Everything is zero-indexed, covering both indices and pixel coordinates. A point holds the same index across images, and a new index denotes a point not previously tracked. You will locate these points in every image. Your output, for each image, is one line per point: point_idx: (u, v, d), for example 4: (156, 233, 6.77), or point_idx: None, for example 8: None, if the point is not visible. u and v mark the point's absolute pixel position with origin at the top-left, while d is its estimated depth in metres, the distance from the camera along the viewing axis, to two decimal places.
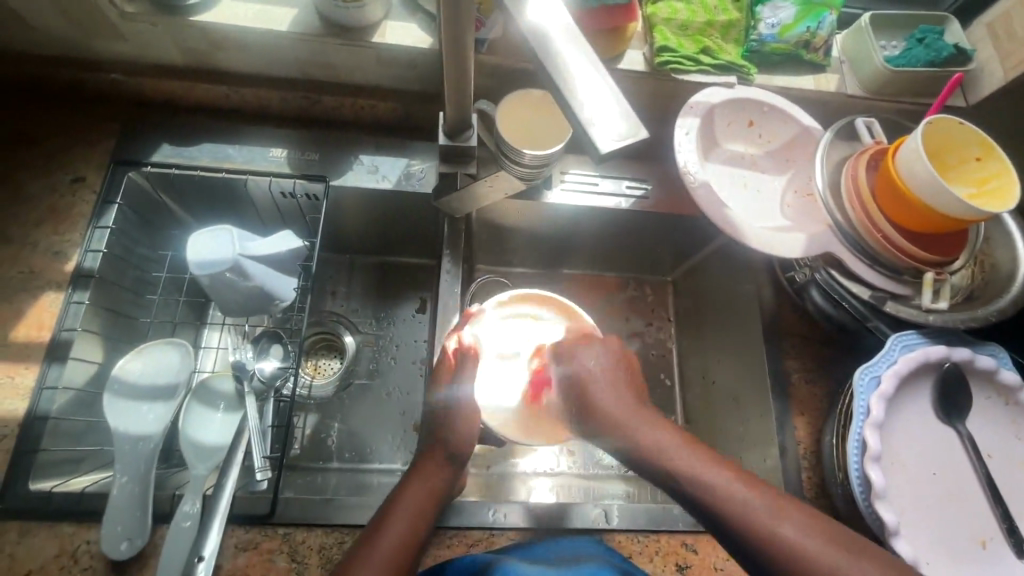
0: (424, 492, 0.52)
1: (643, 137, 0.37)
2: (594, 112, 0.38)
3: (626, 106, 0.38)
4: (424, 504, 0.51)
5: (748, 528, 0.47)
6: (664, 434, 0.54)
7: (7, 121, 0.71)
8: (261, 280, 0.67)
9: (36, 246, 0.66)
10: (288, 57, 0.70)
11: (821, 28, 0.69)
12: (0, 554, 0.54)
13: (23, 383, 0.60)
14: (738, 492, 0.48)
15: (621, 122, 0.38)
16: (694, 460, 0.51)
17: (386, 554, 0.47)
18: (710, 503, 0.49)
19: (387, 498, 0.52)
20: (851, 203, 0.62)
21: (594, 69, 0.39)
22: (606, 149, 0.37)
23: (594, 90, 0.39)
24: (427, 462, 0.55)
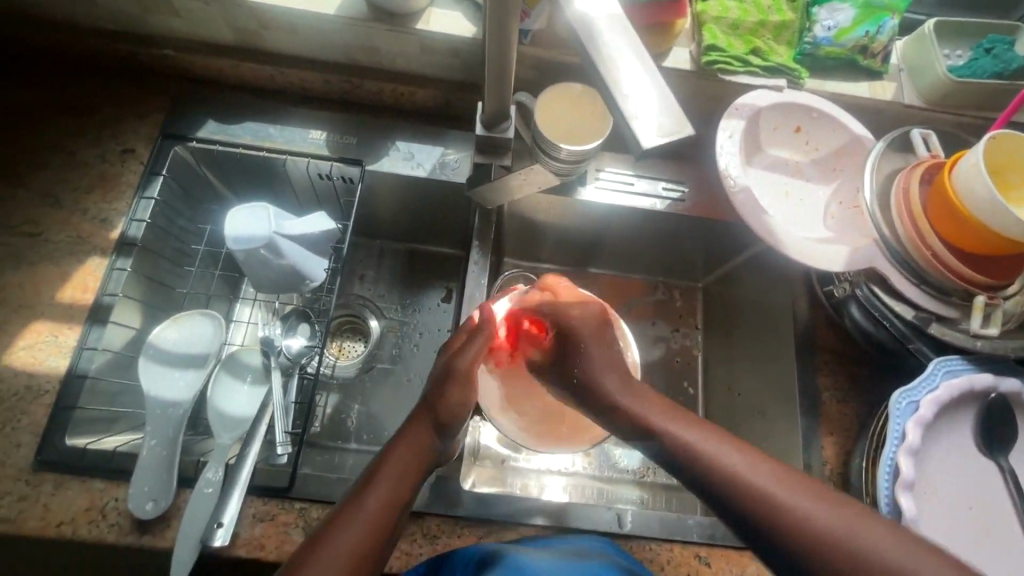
0: (412, 455, 0.51)
1: (688, 133, 0.36)
2: (637, 103, 0.37)
3: (673, 102, 0.37)
4: (410, 463, 0.50)
5: (728, 482, 0.45)
6: (655, 411, 0.51)
7: (64, 90, 0.74)
8: (294, 259, 0.69)
9: (85, 212, 0.69)
10: (333, 40, 0.71)
11: (881, 32, 0.65)
12: (35, 504, 0.57)
13: (66, 342, 0.63)
14: (756, 469, 0.45)
15: (665, 115, 0.37)
16: (705, 440, 0.47)
17: (369, 518, 0.46)
18: (723, 487, 0.45)
19: (372, 463, 0.51)
20: (899, 218, 0.59)
21: (639, 60, 0.39)
22: (649, 144, 0.36)
23: (639, 82, 0.38)
24: (415, 422, 0.53)
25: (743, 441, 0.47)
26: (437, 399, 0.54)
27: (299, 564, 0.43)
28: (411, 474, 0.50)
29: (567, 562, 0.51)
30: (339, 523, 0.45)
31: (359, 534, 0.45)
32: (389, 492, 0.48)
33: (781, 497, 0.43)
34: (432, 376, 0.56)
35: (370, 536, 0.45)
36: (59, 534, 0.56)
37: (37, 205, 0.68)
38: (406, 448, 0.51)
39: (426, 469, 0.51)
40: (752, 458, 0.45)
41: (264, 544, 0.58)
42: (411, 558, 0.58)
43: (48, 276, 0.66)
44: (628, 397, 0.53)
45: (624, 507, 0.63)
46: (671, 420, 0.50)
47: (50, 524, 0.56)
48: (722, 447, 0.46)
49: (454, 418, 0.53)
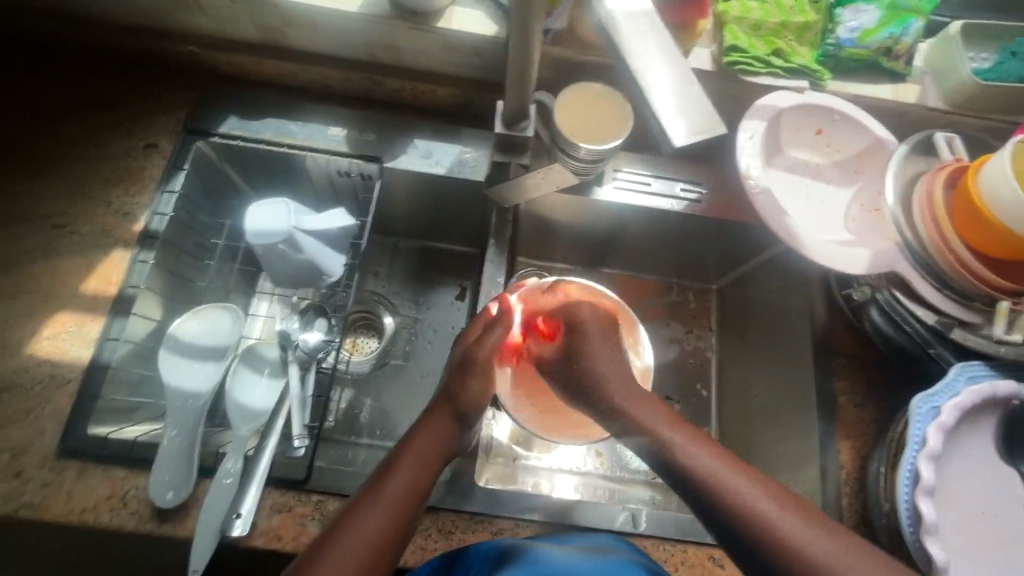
0: (426, 451, 0.51)
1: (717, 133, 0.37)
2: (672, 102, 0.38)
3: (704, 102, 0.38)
4: (431, 449, 0.51)
5: (736, 509, 0.44)
6: (658, 423, 0.50)
7: (90, 84, 0.75)
8: (312, 255, 0.69)
9: (110, 205, 0.70)
10: (355, 38, 0.71)
11: (906, 34, 0.65)
12: (58, 491, 0.58)
13: (89, 332, 0.64)
14: (762, 498, 0.44)
15: (699, 114, 0.38)
16: (710, 459, 0.47)
17: (391, 502, 0.47)
18: (732, 521, 0.44)
19: (398, 445, 0.52)
20: (922, 221, 0.59)
21: (670, 59, 0.39)
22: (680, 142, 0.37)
23: (672, 80, 0.39)
24: (434, 414, 0.54)
25: (752, 471, 0.46)
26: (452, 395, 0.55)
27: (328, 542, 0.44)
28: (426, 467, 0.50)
29: (581, 557, 0.52)
30: (366, 502, 0.46)
31: (383, 514, 0.46)
32: (414, 473, 0.49)
33: (793, 538, 0.42)
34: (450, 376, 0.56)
35: (394, 517, 0.46)
36: (80, 521, 0.57)
37: (63, 197, 0.70)
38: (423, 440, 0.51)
39: (450, 456, 0.52)
40: (766, 495, 0.44)
41: (280, 535, 0.59)
42: (426, 553, 0.59)
43: (72, 267, 0.67)
44: (634, 406, 0.52)
45: (638, 507, 0.63)
46: (678, 434, 0.49)
47: (72, 511, 0.57)
48: (728, 471, 0.46)
49: (474, 408, 0.54)
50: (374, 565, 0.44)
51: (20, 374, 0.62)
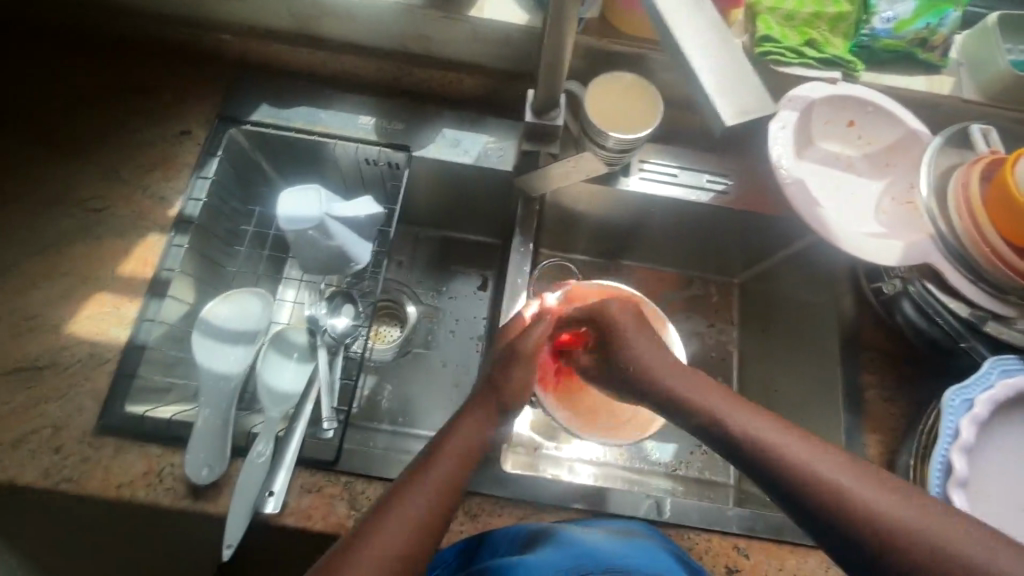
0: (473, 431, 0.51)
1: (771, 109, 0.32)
2: (721, 77, 0.33)
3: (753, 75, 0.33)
4: (474, 439, 0.51)
5: (786, 468, 0.43)
6: (703, 393, 0.50)
7: (126, 72, 0.76)
8: (341, 241, 0.70)
9: (145, 190, 0.71)
10: (387, 27, 0.73)
11: (943, 25, 0.64)
12: (96, 466, 0.59)
13: (126, 313, 0.66)
14: (815, 456, 0.43)
15: (749, 91, 0.33)
16: (758, 424, 0.46)
17: (428, 499, 0.47)
18: (782, 476, 0.44)
19: (438, 435, 0.52)
20: (957, 214, 0.58)
21: (715, 28, 0.34)
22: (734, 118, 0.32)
23: (720, 51, 0.33)
24: (480, 400, 0.54)
25: (807, 433, 0.45)
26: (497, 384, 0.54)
27: (371, 527, 0.45)
28: (475, 445, 0.51)
29: (611, 537, 0.53)
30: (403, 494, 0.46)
31: (421, 503, 0.46)
32: (451, 465, 0.49)
33: (852, 493, 0.41)
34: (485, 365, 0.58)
35: (434, 506, 0.46)
36: (118, 496, 0.59)
37: (100, 181, 0.71)
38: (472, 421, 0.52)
39: (490, 443, 0.53)
40: (819, 451, 0.44)
41: (311, 514, 0.60)
42: (453, 535, 0.60)
43: (109, 250, 0.68)
44: (680, 384, 0.51)
45: (663, 495, 0.63)
46: (724, 402, 0.49)
47: (110, 486, 0.59)
48: (778, 432, 0.45)
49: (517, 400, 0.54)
50: (411, 554, 0.44)
51: (59, 352, 0.63)
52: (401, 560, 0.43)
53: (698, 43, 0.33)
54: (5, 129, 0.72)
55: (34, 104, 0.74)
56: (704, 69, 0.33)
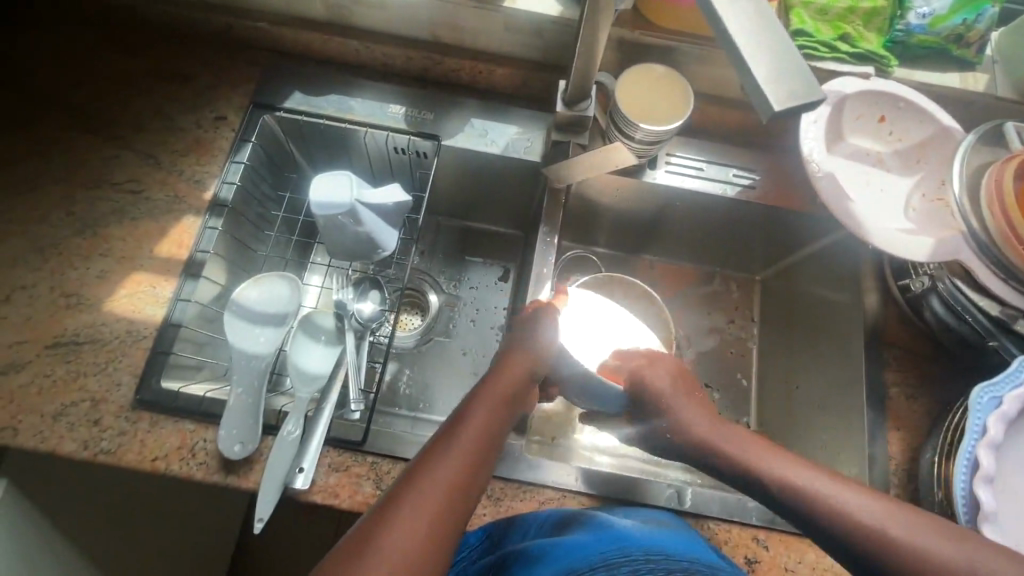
0: (499, 401, 0.54)
1: (820, 95, 0.32)
2: (767, 63, 0.32)
3: (801, 62, 0.32)
4: (493, 420, 0.53)
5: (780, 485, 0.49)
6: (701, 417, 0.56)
7: (164, 59, 0.78)
8: (370, 228, 0.72)
9: (181, 174, 0.73)
10: (421, 17, 0.73)
11: (979, 21, 0.64)
12: (133, 439, 0.61)
13: (162, 293, 0.67)
14: (805, 475, 0.49)
15: (797, 77, 0.32)
16: (753, 450, 0.52)
17: (456, 463, 0.48)
18: (785, 493, 0.49)
19: (460, 407, 0.54)
20: (991, 211, 0.57)
21: (760, 15, 0.34)
22: (782, 104, 0.31)
23: (766, 37, 0.33)
24: (507, 369, 0.57)
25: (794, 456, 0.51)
26: (515, 362, 0.57)
27: (402, 492, 0.46)
28: (501, 411, 0.54)
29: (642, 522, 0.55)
30: (432, 461, 0.48)
31: (454, 467, 0.48)
32: (482, 430, 0.51)
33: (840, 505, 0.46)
34: (508, 353, 0.59)
35: (466, 468, 0.48)
36: (154, 468, 0.61)
37: (138, 164, 0.73)
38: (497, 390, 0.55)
39: (511, 414, 0.55)
40: (831, 482, 0.48)
41: (338, 492, 0.61)
42: (475, 519, 0.61)
43: (147, 232, 0.70)
44: (674, 399, 0.57)
45: (683, 486, 0.64)
46: (716, 427, 0.54)
47: (145, 459, 0.61)
48: (766, 455, 0.51)
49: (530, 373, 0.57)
50: (450, 513, 0.46)
51: (98, 329, 0.65)
52: (436, 523, 0.45)
53: (744, 29, 0.33)
54: (48, 113, 0.74)
55: (76, 89, 0.76)
56: (751, 56, 0.32)
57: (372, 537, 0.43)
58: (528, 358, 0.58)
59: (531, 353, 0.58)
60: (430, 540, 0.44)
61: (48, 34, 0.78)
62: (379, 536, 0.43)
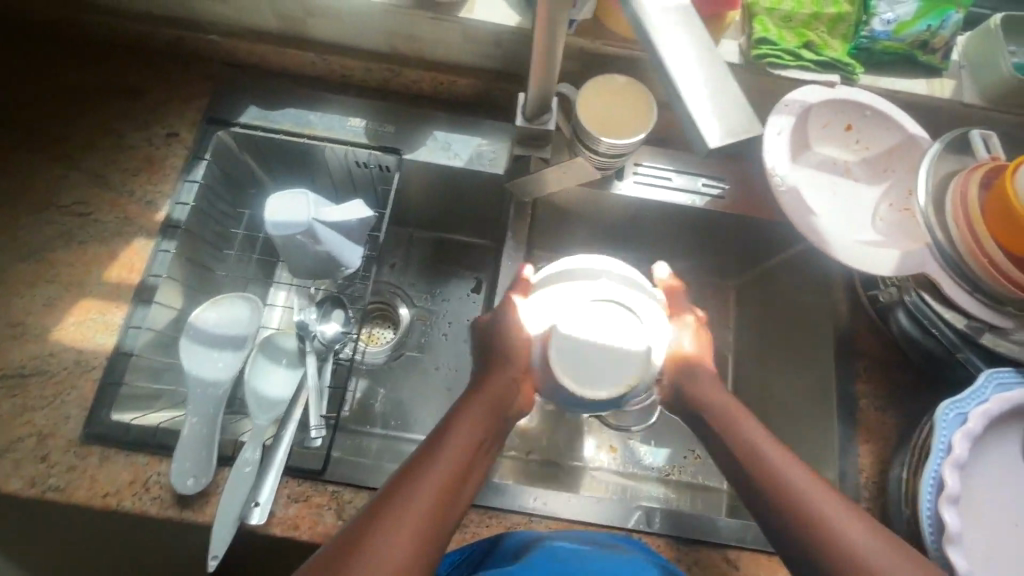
0: (484, 413, 0.55)
1: (756, 131, 0.34)
2: (711, 99, 0.34)
3: (740, 99, 0.34)
4: (477, 432, 0.53)
5: (750, 453, 0.53)
6: (722, 399, 0.58)
7: (112, 72, 0.75)
8: (331, 246, 0.69)
9: (132, 194, 0.70)
10: (376, 28, 0.71)
11: (943, 28, 0.63)
12: (83, 475, 0.59)
13: (112, 320, 0.65)
14: (776, 454, 0.52)
15: (734, 112, 0.34)
16: (748, 431, 0.55)
17: (440, 479, 0.48)
18: (753, 466, 0.52)
19: (443, 421, 0.54)
20: (955, 224, 0.57)
21: (706, 56, 0.35)
22: (717, 141, 0.33)
23: (709, 75, 0.35)
24: (489, 381, 0.57)
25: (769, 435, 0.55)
26: (494, 376, 0.58)
27: (386, 509, 0.45)
28: (485, 424, 0.54)
29: (596, 551, 0.54)
30: (416, 478, 0.47)
31: (438, 484, 0.47)
32: (465, 442, 0.51)
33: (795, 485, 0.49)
34: (493, 368, 0.59)
35: (449, 485, 0.48)
36: (105, 504, 0.59)
37: (86, 185, 0.70)
38: (483, 405, 0.55)
39: (496, 428, 0.55)
40: (795, 467, 0.51)
41: (298, 523, 0.60)
42: None
43: (96, 256, 0.67)
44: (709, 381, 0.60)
45: (653, 506, 0.63)
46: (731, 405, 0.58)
47: (96, 494, 0.59)
48: (751, 430, 0.55)
49: (506, 397, 0.57)
50: (434, 532, 0.45)
51: (45, 360, 0.63)
52: (422, 535, 0.44)
53: (687, 67, 0.35)
54: None
55: (21, 106, 0.73)
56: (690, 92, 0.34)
57: (354, 553, 0.42)
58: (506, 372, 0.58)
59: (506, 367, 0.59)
60: (413, 561, 0.43)
61: (15, 38, 0.75)
62: (360, 555, 0.42)
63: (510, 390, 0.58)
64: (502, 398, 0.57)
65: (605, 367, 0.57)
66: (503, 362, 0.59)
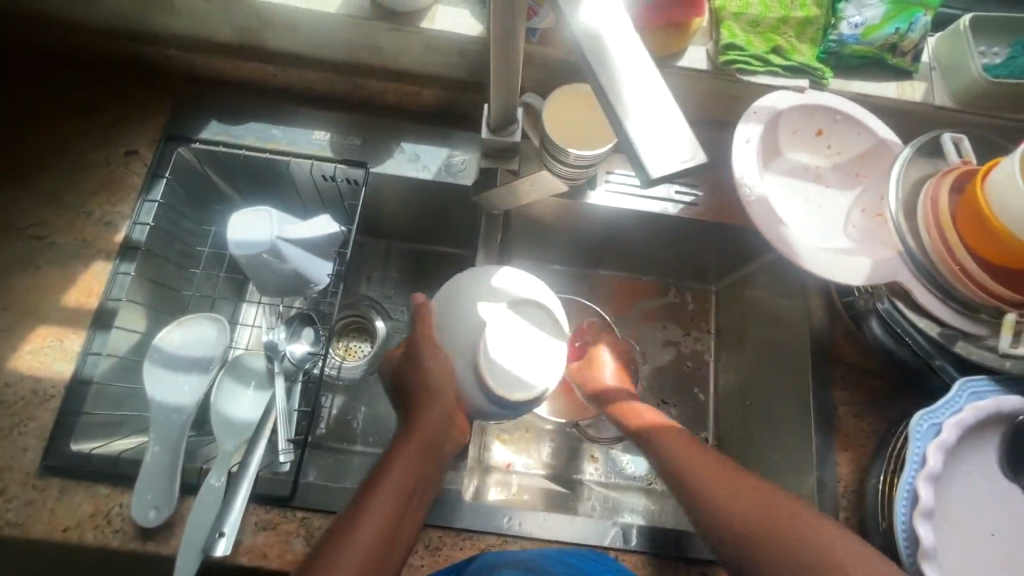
0: (416, 457, 0.51)
1: (702, 161, 0.33)
2: (652, 128, 0.33)
3: (685, 126, 0.34)
4: (409, 480, 0.49)
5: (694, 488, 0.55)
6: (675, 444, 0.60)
7: (68, 89, 0.73)
8: (296, 264, 0.67)
9: (89, 216, 0.68)
10: (337, 40, 0.70)
11: (912, 30, 0.61)
12: (42, 508, 0.57)
13: (71, 347, 0.63)
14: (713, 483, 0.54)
15: (677, 141, 0.33)
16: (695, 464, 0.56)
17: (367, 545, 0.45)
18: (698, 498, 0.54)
19: (372, 472, 0.50)
20: (926, 229, 0.56)
21: (651, 83, 0.35)
22: (658, 171, 0.32)
23: (652, 103, 0.34)
24: (422, 420, 0.53)
25: (716, 462, 0.56)
26: (427, 413, 0.53)
27: None
28: (418, 470, 0.50)
29: (554, 562, 0.54)
30: (339, 550, 0.44)
31: (363, 553, 0.44)
32: (391, 498, 0.48)
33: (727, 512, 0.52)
34: (426, 404, 0.54)
35: (377, 549, 0.45)
36: (65, 539, 0.57)
37: (41, 207, 0.68)
38: (415, 448, 0.51)
39: (434, 468, 0.52)
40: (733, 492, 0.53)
41: (266, 552, 0.59)
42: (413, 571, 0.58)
43: (53, 280, 0.65)
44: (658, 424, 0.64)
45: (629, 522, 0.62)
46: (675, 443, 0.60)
47: (56, 529, 0.57)
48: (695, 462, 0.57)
49: (441, 434, 0.53)
50: None
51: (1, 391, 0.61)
52: None
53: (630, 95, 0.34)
54: None
55: None
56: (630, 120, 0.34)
57: None
58: (438, 408, 0.54)
59: (441, 403, 0.54)
60: None
61: None
62: None
63: (444, 424, 0.53)
64: (443, 433, 0.53)
65: (538, 362, 0.56)
66: (423, 396, 0.54)
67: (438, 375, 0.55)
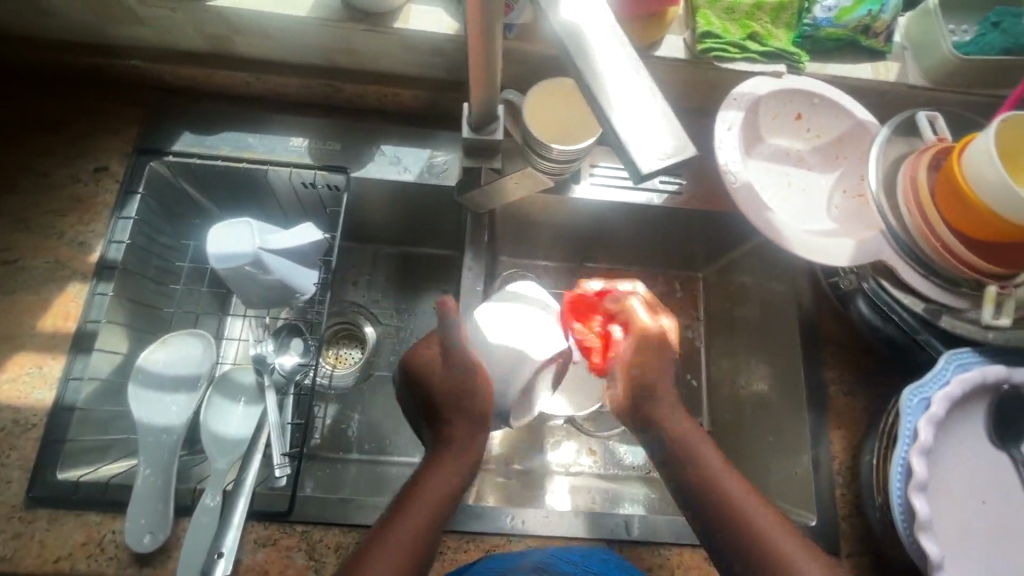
0: (436, 495, 0.52)
1: (692, 155, 0.32)
2: (636, 122, 0.33)
3: (672, 119, 0.34)
4: (440, 508, 0.51)
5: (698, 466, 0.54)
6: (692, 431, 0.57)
7: (31, 105, 0.70)
8: (280, 274, 0.65)
9: (61, 236, 0.66)
10: (311, 44, 0.68)
11: (884, 11, 0.63)
12: (30, 542, 0.56)
13: (51, 373, 0.61)
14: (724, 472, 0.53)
15: (666, 135, 0.33)
16: (710, 450, 0.55)
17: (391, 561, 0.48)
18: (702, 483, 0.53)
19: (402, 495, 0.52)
20: (906, 208, 0.57)
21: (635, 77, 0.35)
22: (648, 167, 0.32)
23: (635, 97, 0.34)
24: (459, 448, 0.55)
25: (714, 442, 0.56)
26: (467, 443, 0.55)
27: None
28: (438, 510, 0.51)
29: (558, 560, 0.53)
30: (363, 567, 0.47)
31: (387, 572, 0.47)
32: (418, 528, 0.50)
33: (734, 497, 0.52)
34: (459, 426, 0.55)
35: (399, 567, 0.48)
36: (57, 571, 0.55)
37: (10, 229, 0.66)
38: (447, 475, 0.53)
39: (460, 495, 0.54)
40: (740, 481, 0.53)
41: (267, 569, 0.57)
42: None
43: (27, 305, 0.63)
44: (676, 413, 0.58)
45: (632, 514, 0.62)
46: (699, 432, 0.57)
47: (46, 561, 0.55)
48: (704, 442, 0.55)
49: (468, 463, 0.54)
50: None
51: None
52: None
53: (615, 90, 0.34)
54: None
55: None
56: (616, 116, 0.33)
57: None
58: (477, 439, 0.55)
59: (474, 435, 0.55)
60: None
61: None
62: None
63: (468, 444, 0.55)
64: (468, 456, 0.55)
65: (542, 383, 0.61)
66: (458, 419, 0.55)
67: (482, 407, 0.56)
